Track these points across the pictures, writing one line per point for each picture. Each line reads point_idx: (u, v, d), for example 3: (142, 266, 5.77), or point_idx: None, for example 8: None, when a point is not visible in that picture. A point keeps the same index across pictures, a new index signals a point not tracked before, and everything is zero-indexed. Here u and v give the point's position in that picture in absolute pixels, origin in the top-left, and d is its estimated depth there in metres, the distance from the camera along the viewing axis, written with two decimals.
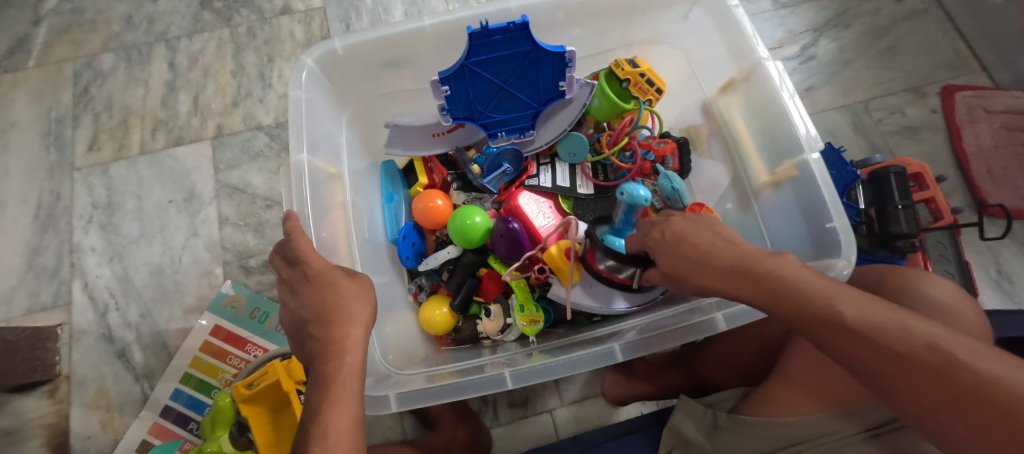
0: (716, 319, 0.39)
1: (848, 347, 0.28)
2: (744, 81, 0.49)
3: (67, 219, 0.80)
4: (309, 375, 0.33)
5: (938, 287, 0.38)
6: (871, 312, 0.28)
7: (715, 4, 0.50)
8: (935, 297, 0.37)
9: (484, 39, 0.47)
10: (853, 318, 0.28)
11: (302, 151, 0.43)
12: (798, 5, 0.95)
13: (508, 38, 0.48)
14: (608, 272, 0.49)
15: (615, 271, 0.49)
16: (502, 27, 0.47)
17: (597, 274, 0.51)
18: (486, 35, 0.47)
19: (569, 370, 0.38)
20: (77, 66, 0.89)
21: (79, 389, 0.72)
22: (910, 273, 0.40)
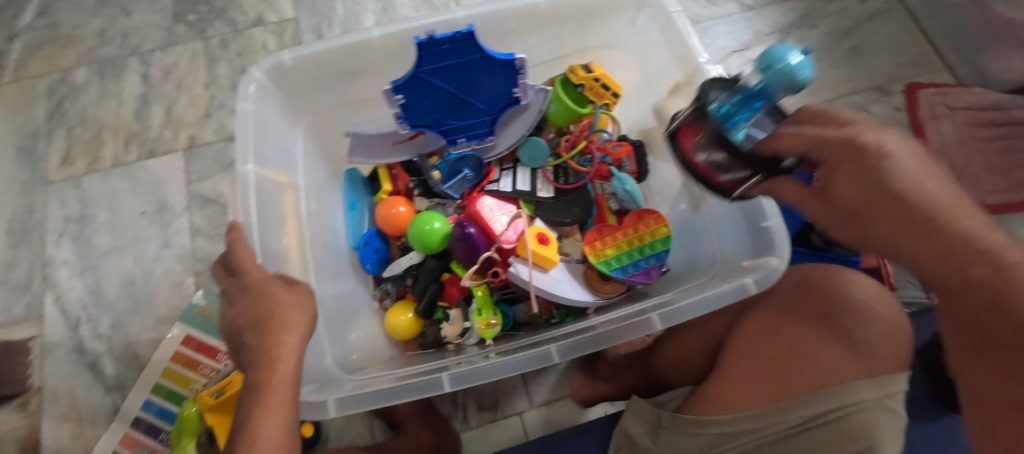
0: (651, 319, 0.39)
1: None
2: (687, 85, 0.50)
3: (40, 233, 0.81)
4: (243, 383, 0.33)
5: (864, 285, 0.38)
6: None
7: (659, 10, 0.52)
8: (862, 298, 0.37)
9: (432, 49, 0.49)
10: None
11: (248, 162, 0.44)
12: (763, 8, 0.97)
13: (455, 47, 0.50)
14: (707, 168, 0.38)
15: (718, 169, 0.37)
16: (449, 37, 0.49)
17: (689, 167, 0.40)
18: (434, 44, 0.48)
19: (505, 373, 0.38)
20: (51, 81, 0.90)
21: (50, 401, 0.72)
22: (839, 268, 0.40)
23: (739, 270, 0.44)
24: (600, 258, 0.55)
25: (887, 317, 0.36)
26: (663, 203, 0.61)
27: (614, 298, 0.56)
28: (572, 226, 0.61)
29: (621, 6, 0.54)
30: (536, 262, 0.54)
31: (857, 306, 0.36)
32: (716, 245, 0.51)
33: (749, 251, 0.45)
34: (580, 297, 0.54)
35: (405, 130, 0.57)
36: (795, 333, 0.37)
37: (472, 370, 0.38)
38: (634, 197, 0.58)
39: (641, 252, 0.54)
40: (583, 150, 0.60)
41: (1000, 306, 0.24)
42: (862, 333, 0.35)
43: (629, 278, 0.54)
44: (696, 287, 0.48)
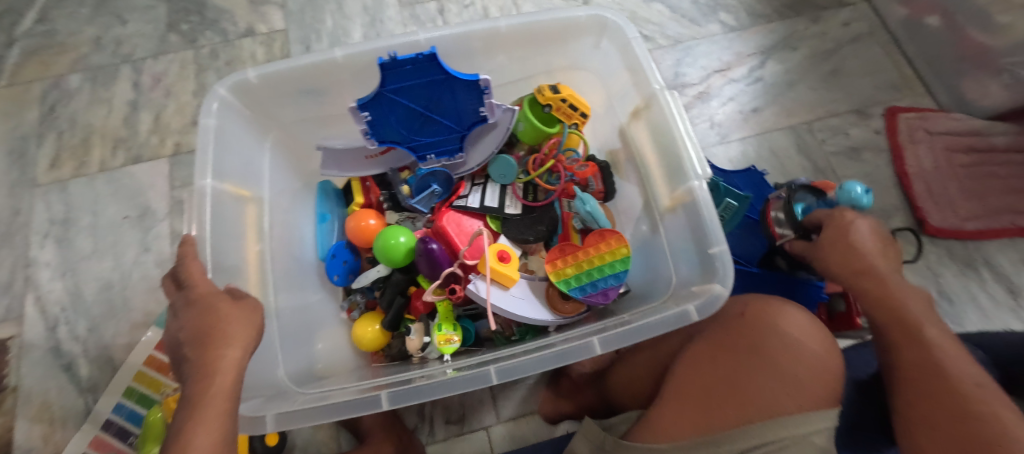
0: (592, 342, 0.39)
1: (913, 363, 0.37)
2: (645, 109, 0.51)
3: (25, 235, 0.82)
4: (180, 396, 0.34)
5: (798, 319, 0.37)
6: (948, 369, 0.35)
7: (618, 35, 0.53)
8: (793, 332, 0.36)
9: (394, 69, 0.50)
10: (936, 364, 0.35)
11: (205, 177, 0.45)
12: (745, 29, 0.98)
13: (418, 68, 0.51)
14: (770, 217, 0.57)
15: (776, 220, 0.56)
16: (411, 58, 0.50)
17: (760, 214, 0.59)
18: (396, 65, 0.50)
19: (439, 392, 0.38)
20: (44, 87, 0.92)
21: (24, 402, 0.73)
22: (776, 301, 0.40)
23: (688, 296, 0.44)
24: (560, 277, 0.55)
25: (822, 353, 0.36)
26: (627, 223, 0.61)
27: (575, 317, 0.56)
28: (536, 244, 0.62)
29: (583, 30, 0.55)
30: (497, 279, 0.54)
31: (789, 340, 0.36)
32: (671, 267, 0.51)
33: (697, 278, 0.45)
34: (540, 314, 0.55)
35: (373, 145, 0.58)
36: (728, 363, 0.37)
37: (409, 388, 0.38)
38: (596, 218, 0.58)
39: (601, 272, 0.54)
40: (549, 168, 0.61)
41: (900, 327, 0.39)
42: (793, 364, 0.35)
43: (586, 298, 0.54)
44: (650, 309, 0.47)
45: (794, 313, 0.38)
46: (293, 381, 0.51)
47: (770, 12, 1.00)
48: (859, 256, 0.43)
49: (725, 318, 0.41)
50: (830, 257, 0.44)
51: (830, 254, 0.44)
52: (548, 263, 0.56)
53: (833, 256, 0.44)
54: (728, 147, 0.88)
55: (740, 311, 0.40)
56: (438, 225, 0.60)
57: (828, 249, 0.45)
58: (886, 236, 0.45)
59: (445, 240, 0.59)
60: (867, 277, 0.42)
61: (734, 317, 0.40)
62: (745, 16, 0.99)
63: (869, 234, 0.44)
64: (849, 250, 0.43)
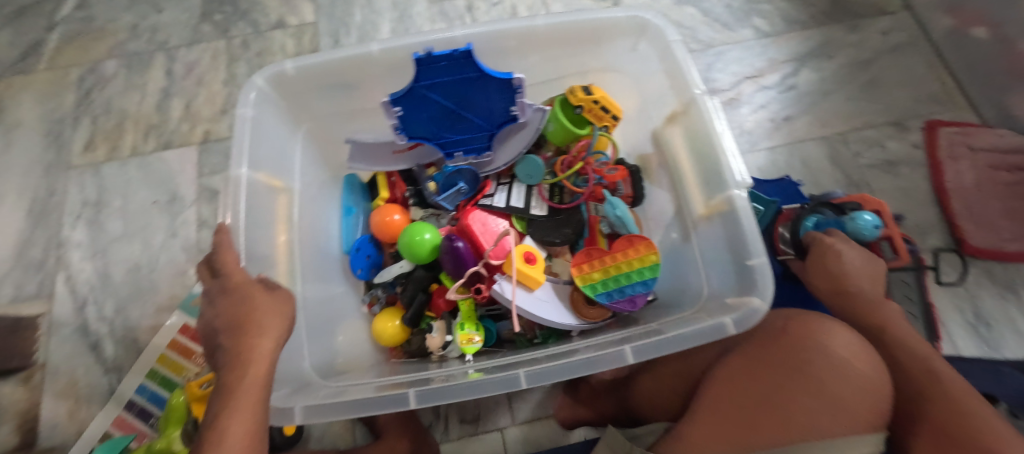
0: (625, 351, 0.38)
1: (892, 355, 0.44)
2: (683, 114, 0.50)
3: (58, 215, 0.85)
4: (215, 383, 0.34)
5: (847, 339, 0.36)
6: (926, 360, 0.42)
7: (658, 38, 0.52)
8: (841, 352, 0.34)
9: (429, 65, 0.49)
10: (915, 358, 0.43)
11: (241, 166, 0.45)
12: (780, 35, 0.96)
13: (453, 65, 0.50)
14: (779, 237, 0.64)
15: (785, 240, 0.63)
16: (447, 54, 0.49)
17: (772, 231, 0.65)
18: (432, 61, 0.49)
19: (467, 394, 0.37)
20: (82, 71, 0.95)
21: (51, 378, 0.75)
22: (822, 319, 0.38)
23: (723, 309, 0.43)
24: (586, 281, 0.54)
25: (872, 376, 0.34)
26: (656, 229, 0.60)
27: (599, 323, 0.56)
28: (561, 246, 0.61)
29: (621, 31, 0.54)
30: (522, 281, 0.54)
31: (836, 360, 0.34)
32: (702, 277, 0.50)
33: (732, 289, 0.43)
34: (565, 318, 0.54)
35: (401, 140, 0.58)
36: (767, 381, 0.35)
37: (438, 387, 0.38)
38: (625, 223, 0.56)
39: (629, 278, 0.53)
40: (578, 170, 0.60)
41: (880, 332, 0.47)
42: (839, 385, 0.33)
43: (613, 304, 0.53)
44: (681, 320, 0.46)
45: (842, 333, 0.36)
46: (317, 373, 0.51)
47: (806, 19, 0.97)
48: (842, 275, 0.51)
49: (766, 334, 0.39)
50: (816, 277, 0.54)
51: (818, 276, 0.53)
52: (574, 267, 0.55)
53: (819, 275, 0.53)
54: (758, 156, 0.86)
55: (783, 328, 0.38)
56: (463, 223, 0.59)
57: (814, 269, 0.54)
58: (868, 255, 0.53)
59: (470, 238, 0.59)
60: (850, 296, 0.51)
61: (779, 332, 0.38)
62: (780, 22, 0.97)
63: (850, 255, 0.52)
64: (833, 274, 0.52)
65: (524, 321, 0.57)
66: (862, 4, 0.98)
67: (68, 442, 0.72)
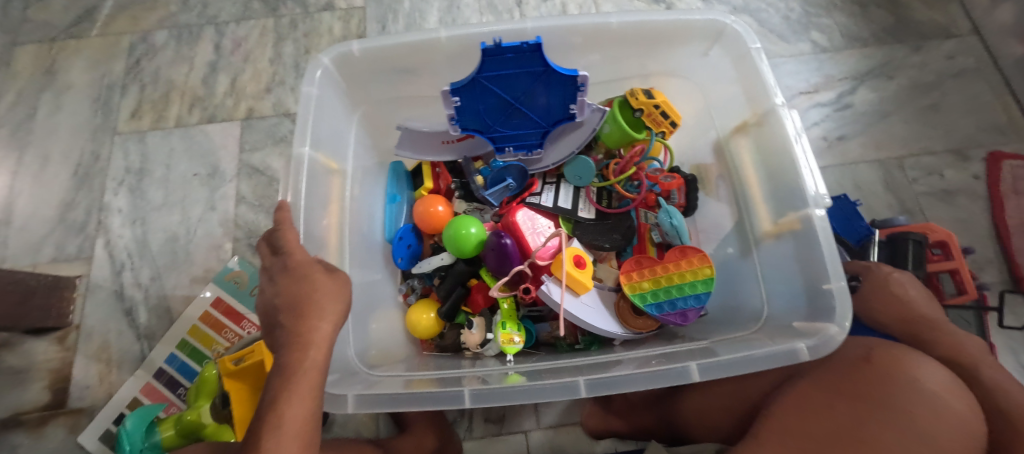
0: (691, 368, 0.37)
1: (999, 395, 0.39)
2: (756, 125, 0.48)
3: (101, 180, 0.86)
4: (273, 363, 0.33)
5: (937, 373, 0.34)
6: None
7: (735, 44, 0.50)
8: (932, 385, 0.33)
9: (496, 56, 0.47)
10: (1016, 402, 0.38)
11: (304, 144, 0.45)
12: (838, 51, 0.93)
13: (520, 58, 0.48)
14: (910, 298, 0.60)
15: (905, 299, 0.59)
16: (515, 46, 0.47)
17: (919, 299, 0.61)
18: (500, 53, 0.47)
19: (527, 398, 0.36)
20: (133, 40, 0.96)
21: (86, 339, 0.76)
22: (909, 351, 0.37)
23: (790, 331, 0.41)
24: (636, 290, 0.52)
25: (964, 413, 0.32)
26: (707, 242, 0.58)
27: (643, 334, 0.54)
28: (609, 252, 0.59)
29: (695, 35, 0.52)
30: (570, 285, 0.52)
31: (927, 393, 0.33)
32: (763, 297, 0.48)
33: (802, 313, 0.42)
34: (610, 327, 0.52)
35: (455, 131, 0.56)
36: (850, 409, 0.34)
37: (492, 389, 0.37)
38: (680, 232, 0.55)
39: (681, 291, 0.51)
40: (631, 176, 0.58)
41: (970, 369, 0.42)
42: (930, 418, 0.31)
43: (663, 316, 0.51)
44: (739, 340, 0.45)
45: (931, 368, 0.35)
46: (359, 363, 0.50)
47: (867, 36, 0.94)
48: (906, 303, 0.48)
49: (845, 361, 0.38)
50: (876, 308, 0.49)
51: (876, 305, 0.49)
52: (622, 275, 0.54)
53: (881, 307, 0.49)
54: None
55: (865, 355, 0.37)
56: (510, 220, 0.58)
57: (870, 299, 0.50)
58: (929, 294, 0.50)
59: (516, 236, 0.57)
60: (928, 327, 0.46)
61: (859, 360, 0.37)
62: (840, 37, 0.94)
63: (912, 288, 0.49)
64: (898, 303, 0.48)
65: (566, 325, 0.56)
66: (927, 25, 0.94)
67: (96, 404, 0.72)
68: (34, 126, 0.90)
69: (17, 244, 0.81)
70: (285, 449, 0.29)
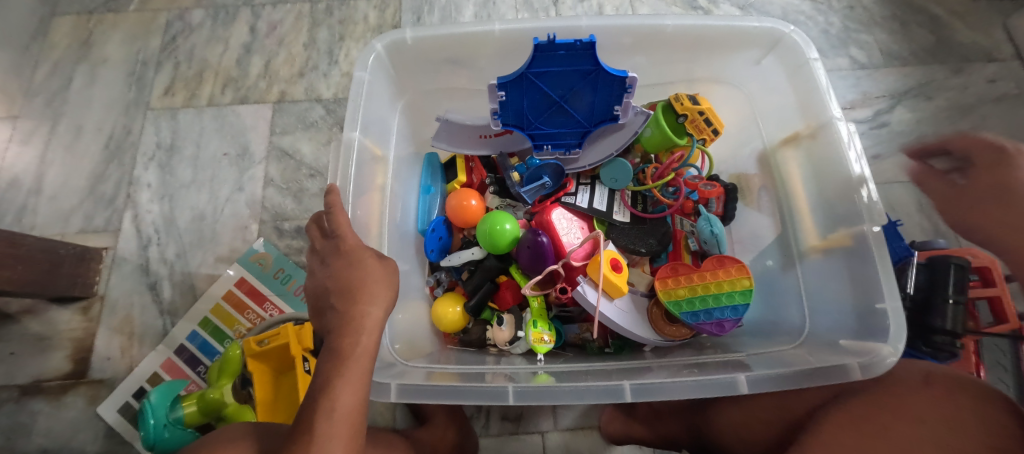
0: (739, 380, 0.36)
1: None
2: (809, 138, 0.48)
3: (132, 154, 0.86)
4: (324, 345, 0.34)
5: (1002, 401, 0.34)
6: None
7: (791, 54, 0.49)
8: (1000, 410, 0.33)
9: (547, 52, 0.47)
10: None
11: (354, 129, 0.46)
12: (877, 69, 0.91)
13: (572, 55, 0.47)
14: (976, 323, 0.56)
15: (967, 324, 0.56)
16: (569, 43, 0.46)
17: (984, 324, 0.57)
18: (553, 48, 0.46)
19: (573, 399, 0.37)
20: (170, 17, 0.96)
21: (109, 311, 0.77)
22: (969, 380, 0.37)
23: (833, 349, 0.41)
24: (671, 296, 0.52)
25: None
26: (743, 253, 0.57)
27: (674, 342, 0.53)
28: (644, 257, 0.59)
29: (750, 43, 0.52)
30: (605, 288, 0.52)
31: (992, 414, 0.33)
32: (804, 314, 0.48)
33: (849, 331, 0.41)
34: (643, 333, 0.52)
35: (496, 126, 0.56)
36: (910, 426, 0.34)
37: (538, 388, 0.37)
38: (719, 241, 0.54)
39: (717, 301, 0.50)
40: (669, 182, 0.58)
41: None
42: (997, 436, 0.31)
43: (698, 325, 0.50)
44: (776, 355, 0.44)
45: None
46: (396, 352, 0.51)
47: (907, 55, 0.92)
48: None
49: (904, 383, 0.38)
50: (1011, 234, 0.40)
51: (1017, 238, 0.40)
52: (658, 281, 0.53)
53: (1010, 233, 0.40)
54: None
55: (923, 378, 0.38)
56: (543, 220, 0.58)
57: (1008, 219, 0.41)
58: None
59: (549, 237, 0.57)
60: None
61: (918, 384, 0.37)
62: (879, 55, 0.92)
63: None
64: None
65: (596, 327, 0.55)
66: (970, 47, 0.92)
67: (117, 376, 0.73)
68: (69, 96, 0.90)
69: (47, 213, 0.82)
70: (336, 433, 0.29)
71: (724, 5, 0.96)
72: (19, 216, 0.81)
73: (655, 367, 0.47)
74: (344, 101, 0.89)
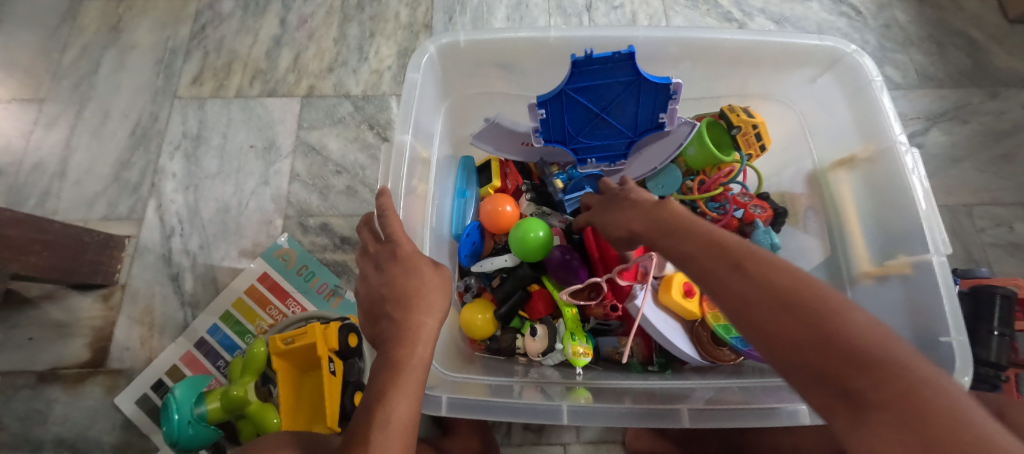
0: (800, 411, 0.36)
1: (782, 318, 0.24)
2: (866, 161, 0.47)
3: (158, 142, 0.86)
4: (379, 354, 0.34)
5: None
6: (769, 260, 0.27)
7: (851, 76, 0.49)
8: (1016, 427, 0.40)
9: (584, 67, 0.46)
10: (792, 282, 0.25)
11: (406, 132, 0.46)
12: (912, 89, 0.90)
13: (611, 68, 0.46)
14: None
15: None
16: (606, 55, 0.45)
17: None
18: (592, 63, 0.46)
19: (621, 420, 0.37)
20: (199, 6, 0.95)
21: (130, 301, 0.76)
22: None
23: None
24: (718, 320, 0.51)
25: None
26: None
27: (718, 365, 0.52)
28: None
29: (808, 61, 0.51)
30: (677, 311, 0.53)
31: None
32: None
33: None
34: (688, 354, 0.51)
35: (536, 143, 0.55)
36: None
37: (591, 407, 0.38)
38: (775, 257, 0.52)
39: None
40: (715, 196, 0.57)
41: (731, 259, 0.28)
42: None
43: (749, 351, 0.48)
44: None
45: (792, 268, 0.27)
46: (441, 365, 0.48)
47: (943, 77, 0.91)
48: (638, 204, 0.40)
49: None
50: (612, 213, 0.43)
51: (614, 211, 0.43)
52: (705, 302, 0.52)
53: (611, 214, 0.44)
54: None
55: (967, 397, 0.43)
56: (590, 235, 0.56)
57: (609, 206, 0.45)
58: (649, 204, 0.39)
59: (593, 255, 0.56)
60: (700, 230, 0.32)
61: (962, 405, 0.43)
62: (914, 75, 0.91)
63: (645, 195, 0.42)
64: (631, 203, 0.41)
65: (636, 343, 0.54)
66: (1007, 71, 0.91)
67: (135, 367, 0.72)
68: (96, 81, 0.90)
69: (71, 198, 0.81)
70: (393, 448, 0.29)
71: (759, 19, 0.95)
72: (42, 201, 0.81)
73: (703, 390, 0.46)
74: (372, 98, 0.88)
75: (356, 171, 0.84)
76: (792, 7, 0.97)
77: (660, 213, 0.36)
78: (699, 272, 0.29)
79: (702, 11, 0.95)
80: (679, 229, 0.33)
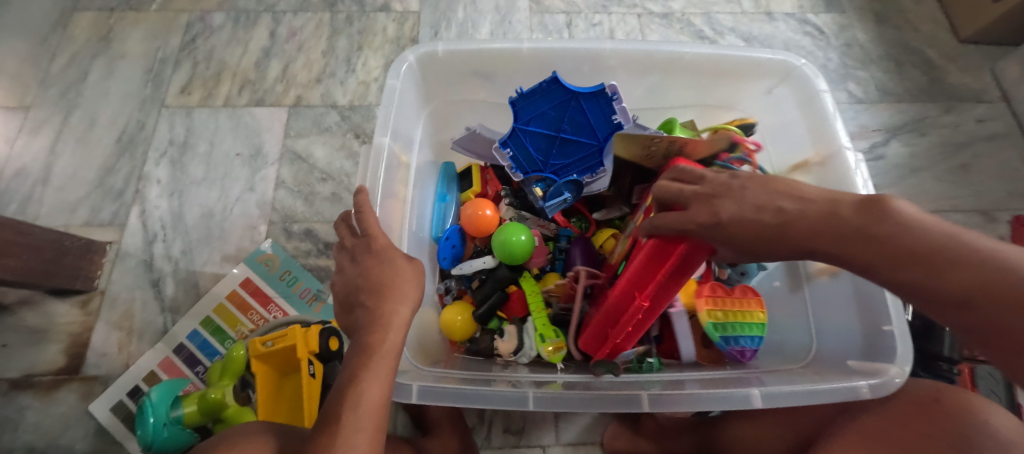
0: (753, 394, 0.38)
1: None
2: (817, 165, 0.50)
3: (144, 149, 0.86)
4: (353, 341, 0.35)
5: (1008, 421, 0.36)
6: None
7: (803, 85, 0.52)
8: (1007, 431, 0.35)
9: (523, 102, 0.54)
10: None
11: (383, 135, 0.48)
12: (874, 103, 0.95)
13: (547, 93, 0.54)
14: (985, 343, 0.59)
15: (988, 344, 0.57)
16: (536, 86, 0.54)
17: None
18: (525, 98, 0.54)
19: (590, 407, 0.39)
20: (190, 18, 0.98)
21: (109, 306, 0.75)
22: (973, 395, 0.39)
23: (844, 369, 0.42)
24: (711, 318, 0.49)
25: None
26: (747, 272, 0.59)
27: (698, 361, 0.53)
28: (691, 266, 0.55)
29: (763, 73, 0.55)
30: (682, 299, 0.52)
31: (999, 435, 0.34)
32: (812, 336, 0.50)
33: (857, 353, 0.43)
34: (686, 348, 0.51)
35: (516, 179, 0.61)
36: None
37: (559, 394, 0.39)
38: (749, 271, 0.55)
39: (749, 330, 0.50)
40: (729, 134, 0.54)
41: None
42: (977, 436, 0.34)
43: (729, 351, 0.50)
44: (783, 373, 0.46)
45: None
46: (414, 356, 0.50)
47: (902, 92, 0.96)
48: (817, 209, 0.32)
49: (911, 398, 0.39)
50: (757, 210, 0.35)
51: (762, 211, 0.34)
52: (700, 298, 0.50)
53: (744, 215, 0.35)
54: None
55: (934, 393, 0.39)
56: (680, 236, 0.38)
57: (740, 197, 0.36)
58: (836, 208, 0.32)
59: (660, 263, 0.40)
60: (968, 262, 0.26)
61: (928, 401, 0.38)
62: (875, 91, 0.97)
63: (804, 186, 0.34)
64: (797, 205, 0.33)
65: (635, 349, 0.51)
66: (961, 87, 0.97)
67: (112, 373, 0.71)
68: (84, 89, 0.91)
69: (52, 203, 0.81)
70: (362, 426, 0.30)
71: (729, 36, 1.01)
72: (23, 206, 0.81)
73: (671, 381, 0.46)
74: (359, 108, 0.91)
75: (342, 178, 0.85)
76: (760, 26, 1.02)
77: (872, 230, 0.30)
78: (984, 325, 0.26)
79: (676, 29, 1.00)
80: (926, 260, 0.27)
